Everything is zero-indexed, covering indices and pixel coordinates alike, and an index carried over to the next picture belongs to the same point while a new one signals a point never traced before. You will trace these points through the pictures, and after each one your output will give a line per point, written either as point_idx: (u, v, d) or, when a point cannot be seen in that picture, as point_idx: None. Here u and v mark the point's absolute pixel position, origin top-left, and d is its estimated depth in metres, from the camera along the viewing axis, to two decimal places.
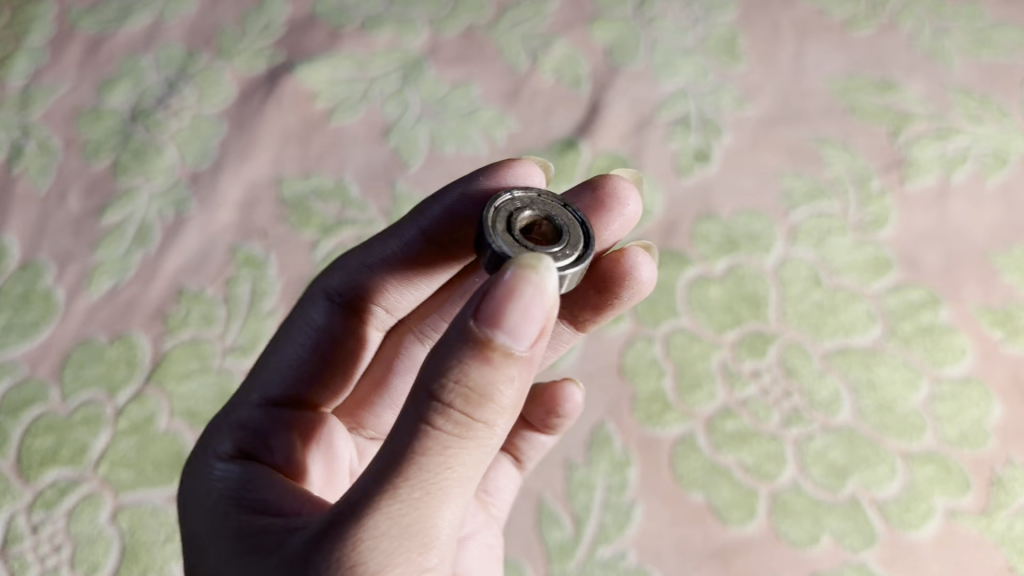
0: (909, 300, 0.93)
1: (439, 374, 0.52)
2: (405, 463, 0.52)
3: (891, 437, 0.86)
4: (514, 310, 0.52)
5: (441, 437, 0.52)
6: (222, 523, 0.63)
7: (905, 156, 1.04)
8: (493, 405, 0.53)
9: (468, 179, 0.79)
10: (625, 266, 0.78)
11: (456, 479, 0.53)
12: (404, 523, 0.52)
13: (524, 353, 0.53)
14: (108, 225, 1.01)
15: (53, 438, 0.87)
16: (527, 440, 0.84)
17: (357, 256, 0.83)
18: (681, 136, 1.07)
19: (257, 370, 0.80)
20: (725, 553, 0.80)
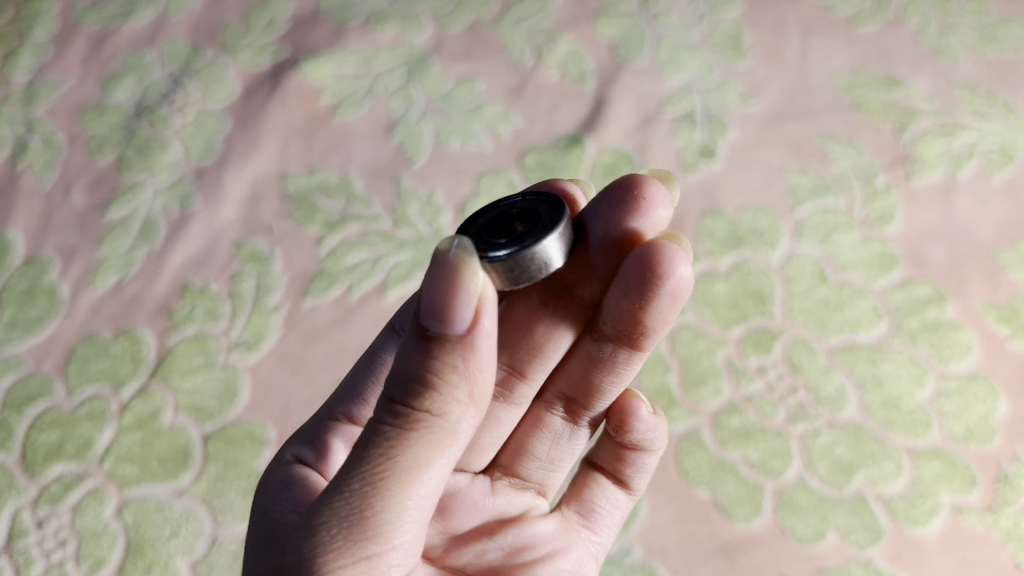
0: (915, 296, 0.93)
1: (396, 372, 0.53)
2: (355, 456, 0.53)
3: (897, 433, 0.85)
4: (440, 294, 0.50)
5: (382, 428, 0.52)
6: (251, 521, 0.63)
7: (912, 152, 1.03)
8: (434, 393, 0.51)
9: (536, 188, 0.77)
10: (655, 258, 0.66)
11: (402, 471, 0.52)
12: (346, 514, 0.52)
13: (459, 337, 0.51)
14: (112, 220, 1.01)
15: (58, 433, 0.87)
16: (631, 461, 0.80)
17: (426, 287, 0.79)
18: (687, 132, 1.06)
19: (330, 399, 0.76)
20: (732, 548, 0.80)
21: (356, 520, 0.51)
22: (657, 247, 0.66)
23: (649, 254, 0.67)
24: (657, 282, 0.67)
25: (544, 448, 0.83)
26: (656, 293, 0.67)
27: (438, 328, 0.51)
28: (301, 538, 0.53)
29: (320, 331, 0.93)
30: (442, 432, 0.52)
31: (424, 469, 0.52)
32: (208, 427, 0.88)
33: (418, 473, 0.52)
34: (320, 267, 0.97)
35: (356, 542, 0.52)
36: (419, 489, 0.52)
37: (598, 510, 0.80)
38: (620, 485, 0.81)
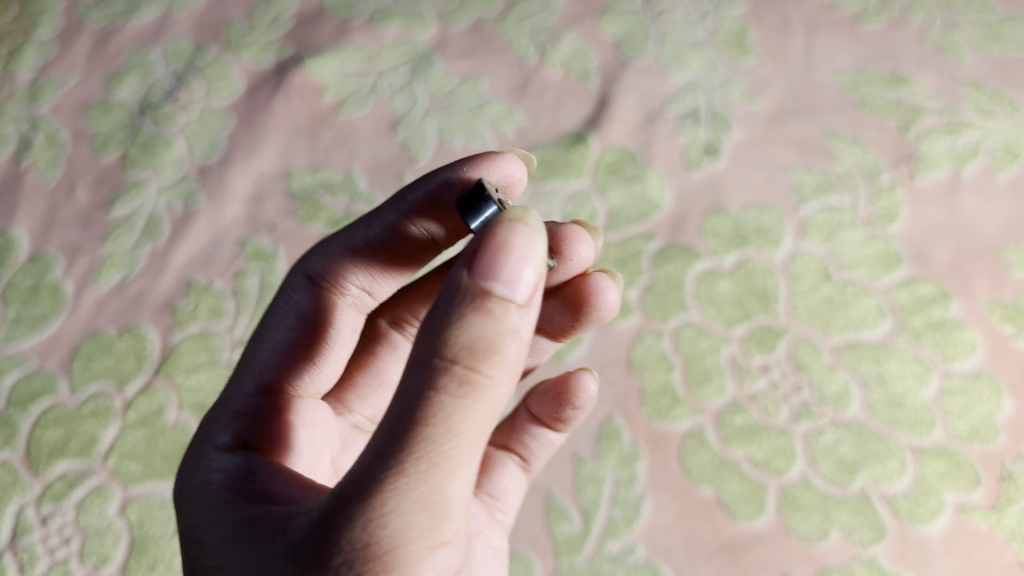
0: (919, 295, 0.93)
1: (441, 337, 0.51)
2: (403, 433, 0.50)
3: (900, 432, 0.85)
4: (507, 263, 0.52)
5: (444, 400, 0.50)
6: (223, 527, 0.60)
7: (916, 150, 1.03)
8: (497, 359, 0.52)
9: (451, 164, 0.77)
10: (590, 292, 0.80)
11: (467, 446, 0.51)
12: (415, 496, 0.50)
13: (522, 304, 0.53)
14: (117, 218, 1.01)
15: (62, 430, 0.88)
16: (536, 435, 0.84)
17: (330, 242, 0.80)
18: (691, 130, 1.06)
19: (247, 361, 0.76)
20: (735, 547, 0.80)
21: (424, 502, 0.50)
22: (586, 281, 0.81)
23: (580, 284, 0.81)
24: (587, 311, 0.81)
25: None
26: (587, 320, 0.82)
27: (504, 294, 0.52)
28: (352, 526, 0.50)
29: None
30: (499, 405, 0.53)
31: (479, 442, 0.52)
32: None
33: (476, 446, 0.52)
34: None
35: (430, 523, 0.51)
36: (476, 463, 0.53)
37: (499, 486, 0.82)
38: (523, 463, 0.84)
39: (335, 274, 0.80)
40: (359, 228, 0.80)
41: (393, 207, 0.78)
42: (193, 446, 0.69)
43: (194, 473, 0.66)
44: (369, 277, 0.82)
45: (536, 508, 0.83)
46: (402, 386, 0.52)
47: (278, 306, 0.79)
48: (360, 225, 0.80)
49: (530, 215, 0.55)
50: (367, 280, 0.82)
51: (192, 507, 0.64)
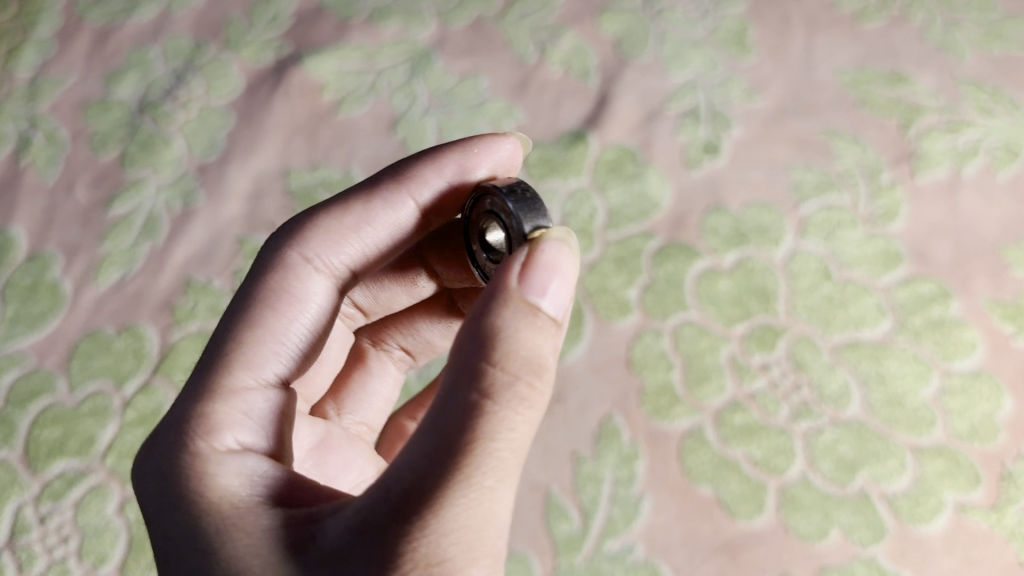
0: (919, 294, 0.93)
1: (501, 348, 0.54)
2: (466, 444, 0.52)
3: (900, 431, 0.85)
4: (554, 283, 0.57)
5: (505, 414, 0.53)
6: (239, 536, 0.54)
7: (916, 149, 1.03)
8: (545, 376, 0.55)
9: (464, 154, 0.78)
10: None
11: (518, 464, 0.54)
12: (475, 507, 0.51)
13: (559, 327, 0.57)
14: (115, 216, 1.01)
15: (60, 429, 0.88)
16: None
17: (324, 217, 0.74)
18: (691, 128, 1.06)
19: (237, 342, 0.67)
20: (733, 547, 0.80)
21: (486, 517, 0.52)
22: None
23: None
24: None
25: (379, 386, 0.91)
26: None
27: (551, 312, 0.56)
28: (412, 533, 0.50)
29: None
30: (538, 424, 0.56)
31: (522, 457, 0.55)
32: None
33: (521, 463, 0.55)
34: None
35: (486, 535, 0.52)
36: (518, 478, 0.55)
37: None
38: None
39: (330, 249, 0.73)
40: (355, 205, 0.75)
41: (406, 188, 0.77)
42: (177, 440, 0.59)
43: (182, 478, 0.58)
44: (360, 251, 0.76)
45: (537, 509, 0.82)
46: (452, 394, 0.53)
47: (263, 280, 0.71)
48: (358, 199, 0.76)
49: (569, 237, 0.61)
50: (359, 254, 0.75)
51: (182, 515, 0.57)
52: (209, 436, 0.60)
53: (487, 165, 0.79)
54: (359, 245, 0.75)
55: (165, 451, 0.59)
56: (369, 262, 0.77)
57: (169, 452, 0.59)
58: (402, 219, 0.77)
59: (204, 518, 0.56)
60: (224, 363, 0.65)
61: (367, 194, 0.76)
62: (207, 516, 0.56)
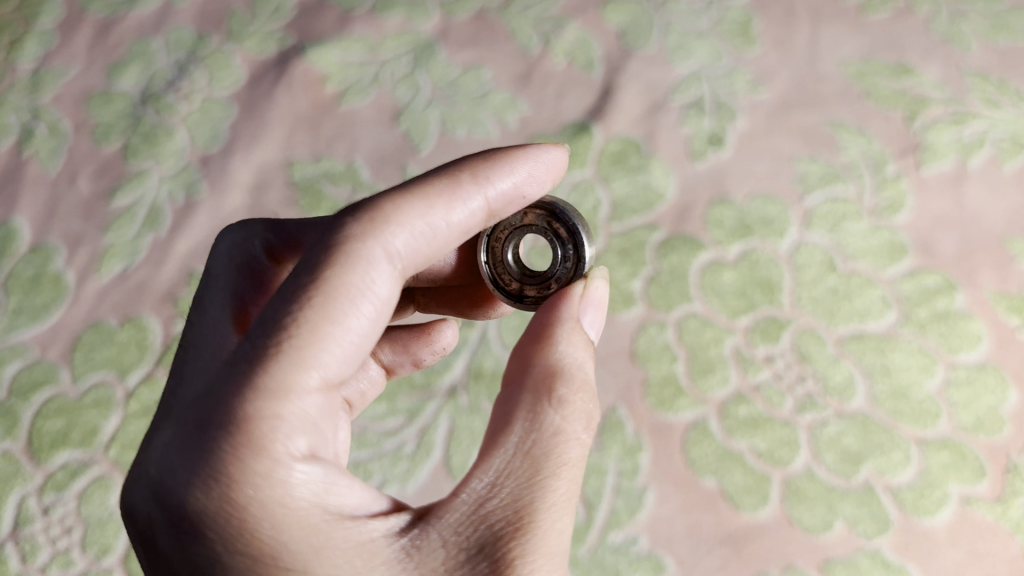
0: (924, 286, 0.92)
1: (578, 376, 0.59)
2: (556, 464, 0.55)
3: (905, 423, 0.85)
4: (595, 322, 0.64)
5: (582, 438, 0.57)
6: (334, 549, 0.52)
7: (922, 140, 1.02)
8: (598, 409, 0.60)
9: (536, 157, 0.67)
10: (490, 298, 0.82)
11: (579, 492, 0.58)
12: (564, 527, 0.54)
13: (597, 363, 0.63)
14: (118, 207, 1.01)
15: (63, 420, 0.89)
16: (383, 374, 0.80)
17: (397, 206, 0.60)
18: (695, 120, 1.05)
19: (301, 342, 0.53)
20: (737, 539, 0.80)
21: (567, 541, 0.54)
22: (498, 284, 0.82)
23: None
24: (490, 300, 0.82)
25: None
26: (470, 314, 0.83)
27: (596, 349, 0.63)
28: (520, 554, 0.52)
29: None
30: None
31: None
32: None
33: None
34: None
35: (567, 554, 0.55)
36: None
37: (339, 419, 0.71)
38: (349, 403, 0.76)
39: (406, 245, 0.59)
40: (428, 195, 0.61)
41: (485, 183, 0.64)
42: (239, 449, 0.51)
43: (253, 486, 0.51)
44: (430, 250, 0.61)
45: None
46: (530, 419, 0.57)
47: (325, 268, 0.56)
48: (432, 186, 0.62)
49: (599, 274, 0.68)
50: (428, 256, 0.61)
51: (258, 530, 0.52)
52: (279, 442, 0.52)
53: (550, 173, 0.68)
54: (431, 242, 0.61)
55: (224, 458, 0.52)
56: (434, 260, 0.62)
57: (237, 455, 0.52)
58: (474, 217, 0.63)
59: (288, 533, 0.52)
60: (286, 359, 0.53)
61: (443, 180, 0.63)
62: (289, 529, 0.52)
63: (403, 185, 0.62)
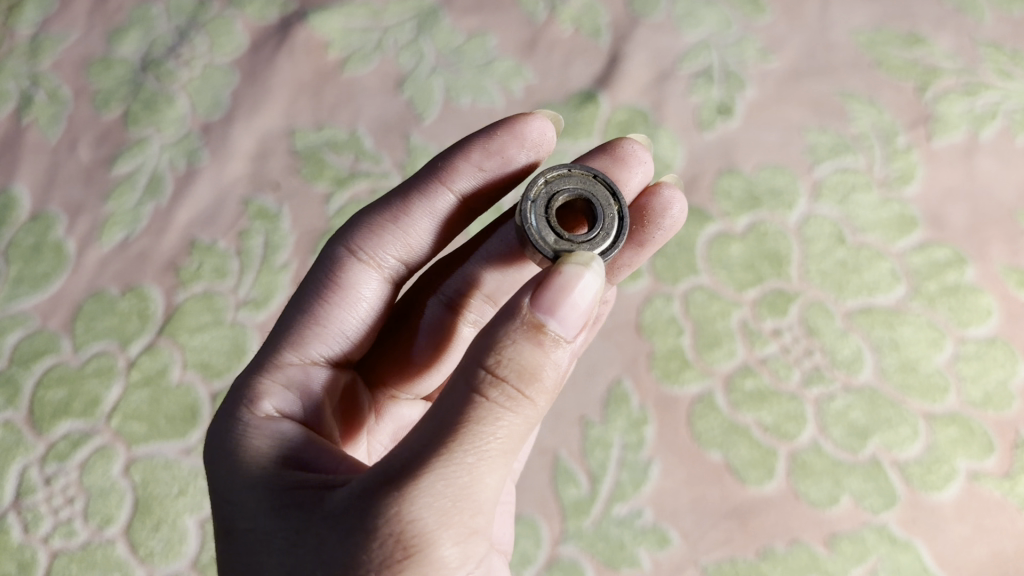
0: (934, 259, 0.91)
1: (492, 351, 0.53)
2: (452, 425, 0.52)
3: (913, 398, 0.84)
4: (565, 300, 0.54)
5: (491, 405, 0.52)
6: (267, 491, 0.56)
7: (933, 111, 1.01)
8: (540, 384, 0.54)
9: (488, 133, 0.78)
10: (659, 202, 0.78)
11: (504, 454, 0.53)
12: (456, 483, 0.51)
13: (571, 340, 0.55)
14: (119, 175, 1.00)
15: (65, 389, 0.88)
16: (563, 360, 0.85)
17: (368, 217, 0.77)
18: (703, 89, 1.04)
19: (286, 331, 0.71)
20: (743, 512, 0.79)
21: (460, 494, 0.51)
22: (659, 194, 0.79)
23: (650, 200, 0.79)
24: (649, 228, 0.78)
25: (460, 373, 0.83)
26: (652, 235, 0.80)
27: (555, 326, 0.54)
28: (386, 512, 0.50)
29: None
30: (532, 426, 0.55)
31: (511, 450, 0.54)
32: (216, 384, 0.89)
33: (511, 452, 0.54)
34: (329, 226, 0.97)
35: (460, 514, 0.51)
36: (509, 466, 0.54)
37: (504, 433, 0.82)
38: None
39: (375, 244, 0.76)
40: (397, 203, 0.77)
41: (439, 175, 0.77)
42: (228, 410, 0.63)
43: (224, 442, 0.61)
44: (407, 244, 0.77)
45: (541, 468, 0.81)
46: (452, 389, 0.54)
47: (311, 277, 0.74)
48: (397, 195, 0.78)
49: (592, 259, 0.58)
50: (402, 250, 0.77)
51: (218, 477, 0.59)
52: (250, 404, 0.63)
53: (519, 149, 0.78)
54: (402, 239, 0.77)
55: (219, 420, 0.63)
56: (411, 251, 0.78)
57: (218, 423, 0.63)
58: (436, 204, 0.77)
59: (231, 479, 0.58)
60: (268, 347, 0.70)
61: (405, 186, 0.78)
62: (241, 470, 0.58)
63: (374, 202, 0.79)
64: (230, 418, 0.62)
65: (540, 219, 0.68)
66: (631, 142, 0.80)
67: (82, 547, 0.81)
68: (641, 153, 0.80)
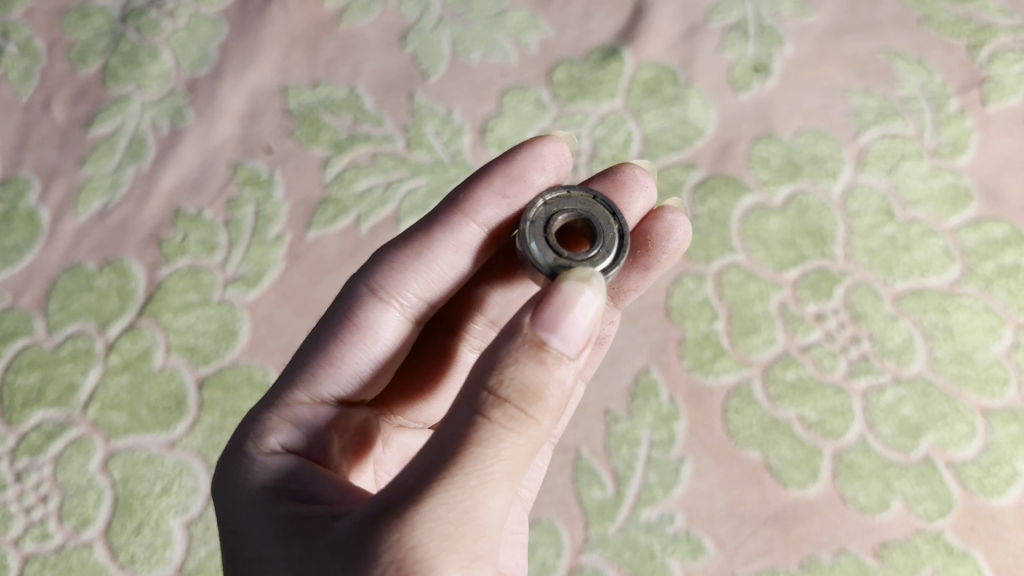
0: (990, 237, 0.83)
1: (494, 370, 0.46)
2: (453, 447, 0.45)
3: (969, 392, 0.77)
4: (566, 322, 0.47)
5: (493, 426, 0.45)
6: (270, 521, 0.50)
7: (987, 74, 0.92)
8: (546, 403, 0.46)
9: (507, 159, 0.70)
10: (661, 226, 0.71)
11: (508, 477, 0.46)
12: (459, 508, 0.44)
13: (575, 358, 0.48)
14: (97, 136, 0.91)
15: (38, 375, 0.80)
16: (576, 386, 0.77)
17: (392, 248, 0.69)
18: (737, 45, 0.95)
19: (297, 373, 0.63)
20: (785, 518, 0.72)
21: (464, 519, 0.44)
22: (662, 215, 0.71)
23: (655, 223, 0.71)
24: (654, 253, 0.71)
25: None
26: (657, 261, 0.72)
27: (554, 345, 0.47)
28: (386, 541, 0.43)
29: (326, 265, 0.85)
30: (539, 449, 0.47)
31: (519, 470, 0.47)
32: (203, 370, 0.81)
33: (517, 475, 0.46)
34: (327, 194, 0.88)
35: (464, 538, 0.44)
36: (517, 488, 0.47)
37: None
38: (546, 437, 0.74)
39: (394, 278, 0.67)
40: (423, 233, 0.69)
41: (464, 206, 0.69)
42: (234, 441, 0.58)
43: (229, 472, 0.55)
44: (429, 280, 0.68)
45: (561, 469, 0.74)
46: (453, 410, 0.47)
47: (327, 315, 0.67)
48: (419, 227, 0.69)
49: (593, 274, 0.51)
50: (425, 286, 0.68)
51: (224, 505, 0.54)
52: (256, 438, 0.56)
53: (539, 175, 0.70)
54: (423, 273, 0.68)
55: (226, 450, 0.58)
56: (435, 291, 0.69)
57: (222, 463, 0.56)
58: (461, 237, 0.69)
59: (237, 510, 0.52)
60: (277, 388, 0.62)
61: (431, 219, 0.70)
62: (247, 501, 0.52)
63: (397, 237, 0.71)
64: (234, 454, 0.56)
65: (539, 240, 0.61)
66: (633, 166, 0.72)
67: (56, 551, 0.74)
68: (642, 176, 0.72)
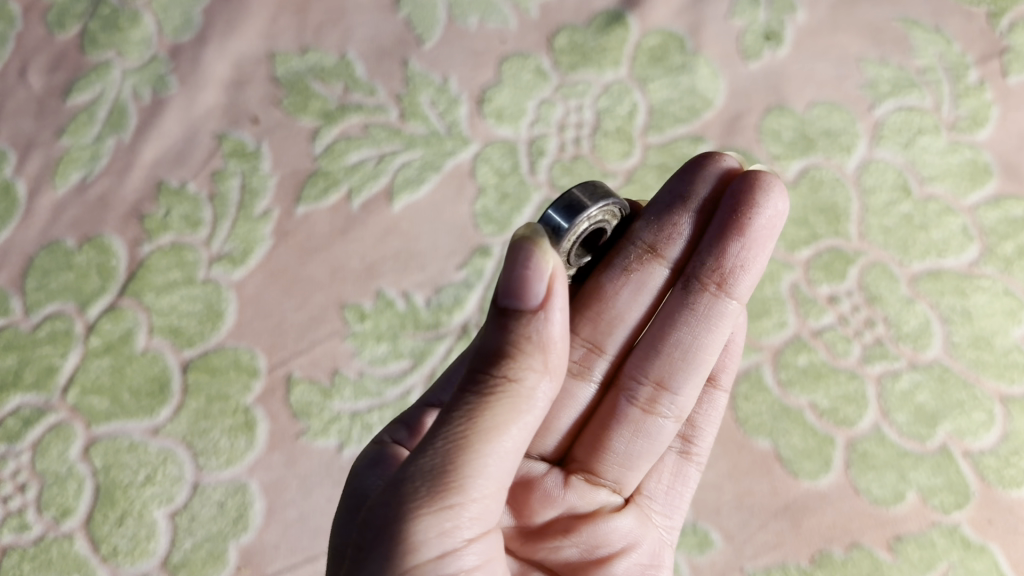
0: (1011, 216, 0.80)
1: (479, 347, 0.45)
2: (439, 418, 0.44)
3: (987, 378, 0.73)
4: (514, 275, 0.43)
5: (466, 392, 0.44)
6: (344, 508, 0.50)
7: (1007, 44, 0.88)
8: (512, 361, 0.43)
9: None
10: (750, 185, 0.59)
11: (483, 434, 0.42)
12: (424, 468, 0.42)
13: (539, 312, 0.44)
14: (75, 106, 0.87)
15: (15, 357, 0.77)
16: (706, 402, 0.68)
17: None
18: (748, 11, 0.90)
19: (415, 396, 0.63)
20: (796, 510, 0.69)
21: (430, 477, 0.42)
22: (746, 173, 0.60)
23: (744, 181, 0.60)
24: (744, 213, 0.59)
25: (625, 441, 0.63)
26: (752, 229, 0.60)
27: (510, 304, 0.44)
28: (375, 506, 0.43)
29: (316, 243, 0.81)
30: (531, 408, 0.44)
31: (513, 430, 0.43)
32: (188, 353, 0.77)
33: (504, 433, 0.43)
34: (316, 167, 0.84)
35: (426, 496, 0.41)
36: (508, 448, 0.43)
37: (655, 485, 0.66)
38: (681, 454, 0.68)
39: None
40: None
41: None
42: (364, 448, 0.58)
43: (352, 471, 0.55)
44: None
45: None
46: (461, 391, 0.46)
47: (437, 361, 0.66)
48: None
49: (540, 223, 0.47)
50: None
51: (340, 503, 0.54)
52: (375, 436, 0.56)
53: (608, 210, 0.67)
54: None
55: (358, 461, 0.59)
56: None
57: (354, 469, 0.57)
58: None
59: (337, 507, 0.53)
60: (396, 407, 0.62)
61: None
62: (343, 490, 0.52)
63: None
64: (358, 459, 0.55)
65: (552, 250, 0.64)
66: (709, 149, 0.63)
67: (35, 543, 0.71)
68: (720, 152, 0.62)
